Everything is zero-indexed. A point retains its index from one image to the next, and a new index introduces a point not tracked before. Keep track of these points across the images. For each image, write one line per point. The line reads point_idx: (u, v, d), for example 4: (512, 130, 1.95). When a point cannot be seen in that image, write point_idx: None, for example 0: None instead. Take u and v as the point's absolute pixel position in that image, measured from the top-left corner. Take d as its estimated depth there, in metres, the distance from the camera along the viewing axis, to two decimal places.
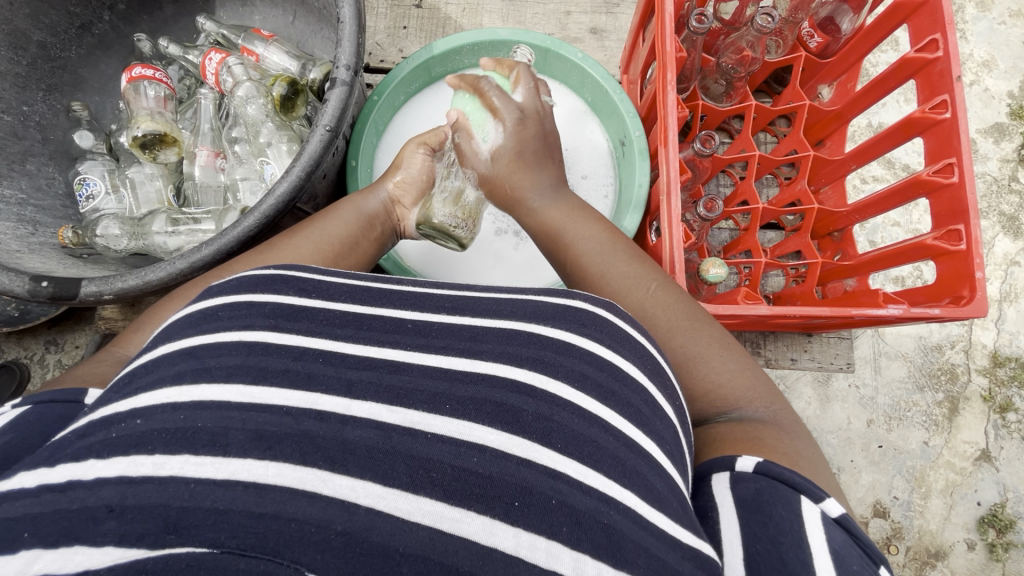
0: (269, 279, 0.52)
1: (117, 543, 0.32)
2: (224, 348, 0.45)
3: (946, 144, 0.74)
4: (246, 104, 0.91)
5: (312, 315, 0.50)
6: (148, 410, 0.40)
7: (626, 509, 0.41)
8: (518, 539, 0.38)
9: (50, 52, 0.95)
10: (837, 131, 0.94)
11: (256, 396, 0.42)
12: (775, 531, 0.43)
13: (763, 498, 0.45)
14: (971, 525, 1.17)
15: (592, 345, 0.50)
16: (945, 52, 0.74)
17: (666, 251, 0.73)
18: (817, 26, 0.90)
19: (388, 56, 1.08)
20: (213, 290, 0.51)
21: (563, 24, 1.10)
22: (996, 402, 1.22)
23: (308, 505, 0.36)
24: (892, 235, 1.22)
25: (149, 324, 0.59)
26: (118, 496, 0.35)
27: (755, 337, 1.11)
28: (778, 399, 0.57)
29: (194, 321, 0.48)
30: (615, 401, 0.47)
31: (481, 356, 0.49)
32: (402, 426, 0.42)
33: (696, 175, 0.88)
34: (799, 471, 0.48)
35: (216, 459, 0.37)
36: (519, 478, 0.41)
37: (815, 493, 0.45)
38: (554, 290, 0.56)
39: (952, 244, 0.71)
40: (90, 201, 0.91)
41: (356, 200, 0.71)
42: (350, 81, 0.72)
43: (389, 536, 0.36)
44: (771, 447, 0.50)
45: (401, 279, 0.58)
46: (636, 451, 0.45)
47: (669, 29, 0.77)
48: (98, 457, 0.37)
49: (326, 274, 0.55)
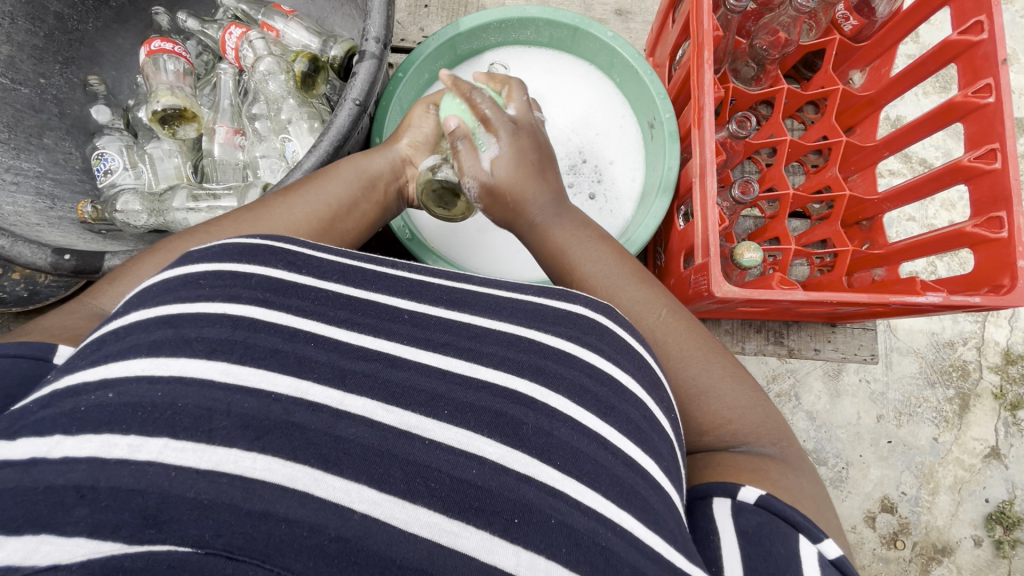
0: (254, 249, 0.50)
1: (89, 535, 0.31)
2: (207, 319, 0.44)
3: (988, 129, 0.72)
4: (268, 80, 0.89)
5: (303, 292, 0.49)
6: (118, 382, 0.39)
7: (624, 531, 0.40)
8: (518, 559, 0.37)
9: (67, 23, 0.93)
10: (868, 117, 0.92)
11: (241, 378, 0.41)
12: (774, 566, 0.43)
13: (763, 532, 0.46)
14: (978, 522, 1.16)
15: (592, 355, 0.49)
16: (991, 34, 0.72)
17: (701, 233, 0.72)
18: (852, 8, 0.88)
19: (409, 35, 1.06)
20: (192, 257, 0.49)
21: (587, 5, 1.07)
22: (1007, 400, 1.21)
23: (299, 505, 0.35)
24: (907, 230, 1.20)
25: (127, 280, 0.56)
26: (89, 479, 0.33)
27: (778, 328, 1.12)
28: (785, 435, 0.57)
29: (172, 287, 0.46)
30: (614, 416, 0.46)
31: (481, 361, 0.48)
32: (399, 428, 0.42)
33: (727, 160, 0.86)
34: (801, 510, 0.49)
35: (198, 446, 0.36)
36: (519, 495, 0.40)
37: (813, 532, 0.46)
38: (551, 289, 0.55)
39: (993, 231, 0.69)
40: (108, 176, 0.90)
41: (362, 160, 0.69)
42: (379, 54, 0.70)
43: (385, 545, 0.35)
44: (776, 482, 0.50)
45: (395, 262, 0.57)
46: (636, 470, 0.44)
47: (706, 6, 0.74)
48: (65, 433, 0.35)
49: (318, 249, 0.53)
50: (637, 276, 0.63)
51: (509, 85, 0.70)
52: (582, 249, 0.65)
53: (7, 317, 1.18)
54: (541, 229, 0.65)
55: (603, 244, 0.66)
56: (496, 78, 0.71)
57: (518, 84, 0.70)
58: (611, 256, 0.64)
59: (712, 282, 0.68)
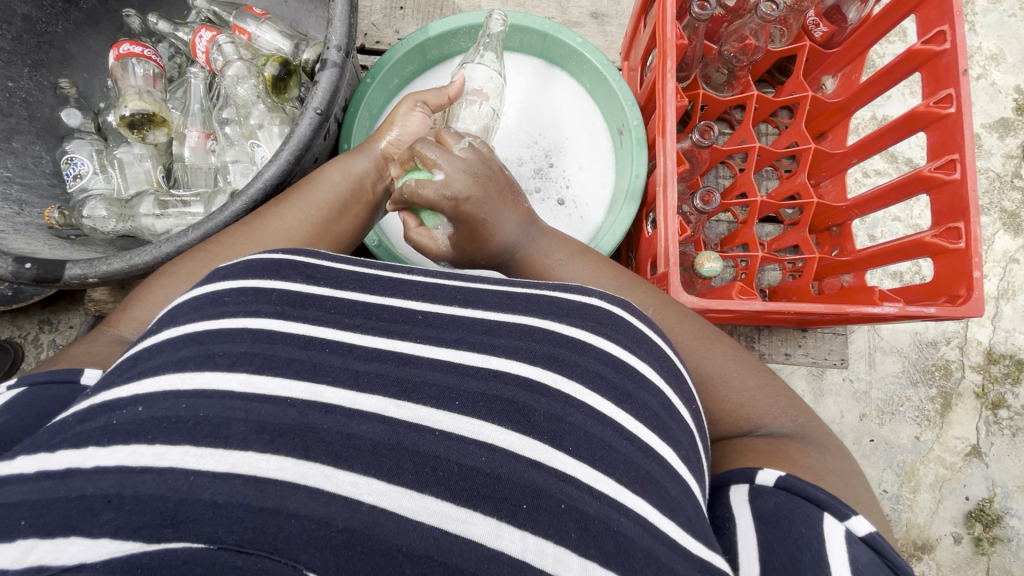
0: (276, 265, 0.50)
1: (114, 535, 0.31)
2: (227, 334, 0.44)
3: (949, 139, 0.72)
4: (238, 85, 0.89)
5: (319, 302, 0.49)
6: (150, 397, 0.39)
7: (637, 516, 0.40)
8: (526, 544, 0.37)
9: (36, 26, 0.93)
10: (839, 124, 0.92)
11: (260, 386, 0.41)
12: (794, 547, 0.43)
13: (781, 513, 0.45)
14: (958, 520, 1.17)
15: (607, 344, 0.49)
16: (953, 44, 0.72)
17: (662, 243, 0.72)
18: (822, 14, 0.88)
19: (384, 37, 1.06)
20: (218, 274, 0.50)
21: (564, 8, 1.07)
22: (989, 399, 1.22)
23: (309, 499, 0.36)
24: (891, 230, 1.21)
25: (143, 304, 0.56)
26: (117, 486, 0.34)
27: (749, 331, 1.12)
28: (800, 411, 0.57)
29: (201, 304, 0.47)
30: (631, 403, 0.46)
31: (493, 351, 0.48)
32: (409, 422, 0.42)
33: (694, 167, 0.86)
34: (825, 488, 0.48)
35: (217, 451, 0.37)
36: (529, 479, 0.40)
37: (839, 510, 0.45)
38: (567, 285, 0.55)
39: (951, 242, 0.70)
40: (77, 180, 0.90)
41: (345, 163, 0.69)
42: (341, 62, 0.70)
43: (392, 534, 0.36)
44: (796, 463, 0.50)
45: (410, 267, 0.56)
46: (652, 457, 0.44)
47: (670, 14, 0.75)
48: (98, 444, 0.36)
49: (337, 260, 0.54)
50: (624, 281, 0.64)
51: (422, 152, 0.61)
52: (561, 269, 0.66)
53: None
54: (526, 258, 0.67)
55: (580, 259, 0.67)
56: (406, 157, 0.64)
57: (428, 143, 0.61)
58: (588, 268, 0.65)
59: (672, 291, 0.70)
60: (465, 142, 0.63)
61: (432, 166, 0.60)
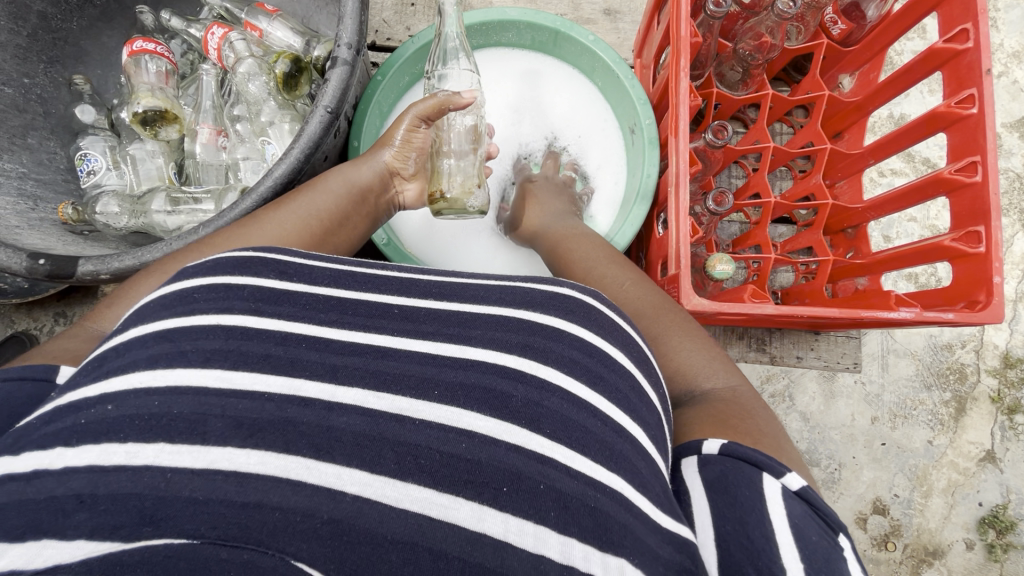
0: (246, 262, 0.49)
1: (89, 536, 0.31)
2: (201, 331, 0.44)
3: (971, 141, 0.71)
4: (249, 82, 0.88)
5: (295, 299, 0.49)
6: (119, 395, 0.39)
7: (613, 492, 0.40)
8: (506, 526, 0.37)
9: (51, 22, 0.93)
10: (856, 123, 0.90)
11: (235, 381, 0.41)
12: (741, 511, 0.41)
13: (728, 480, 0.43)
14: (971, 525, 1.16)
15: (580, 331, 0.49)
16: (976, 43, 0.71)
17: (673, 244, 0.71)
18: (840, 11, 0.87)
19: (395, 34, 1.05)
20: (186, 272, 0.48)
21: (576, 4, 1.06)
22: (1005, 404, 1.20)
23: (292, 493, 0.36)
24: (907, 232, 1.18)
25: (124, 302, 0.57)
26: (89, 486, 0.34)
27: (761, 334, 1.11)
28: (734, 374, 0.56)
29: (168, 302, 0.46)
30: (603, 385, 0.46)
31: (470, 341, 0.48)
32: (390, 412, 0.42)
33: (706, 167, 0.85)
34: (761, 451, 0.46)
35: (193, 448, 0.37)
36: (509, 463, 0.40)
37: (775, 467, 0.43)
38: (539, 277, 0.56)
39: (972, 246, 0.68)
40: (91, 176, 0.91)
41: (346, 170, 0.70)
42: (351, 60, 0.70)
43: (376, 522, 0.36)
44: (726, 421, 0.49)
45: (386, 263, 0.57)
46: (624, 436, 0.44)
47: (685, 12, 0.73)
48: (66, 445, 0.36)
49: (307, 257, 0.53)
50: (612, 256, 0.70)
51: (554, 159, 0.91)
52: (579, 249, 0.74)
53: (7, 309, 1.20)
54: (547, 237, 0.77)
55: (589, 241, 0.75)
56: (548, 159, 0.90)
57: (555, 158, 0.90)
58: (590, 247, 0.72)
59: (682, 294, 0.69)
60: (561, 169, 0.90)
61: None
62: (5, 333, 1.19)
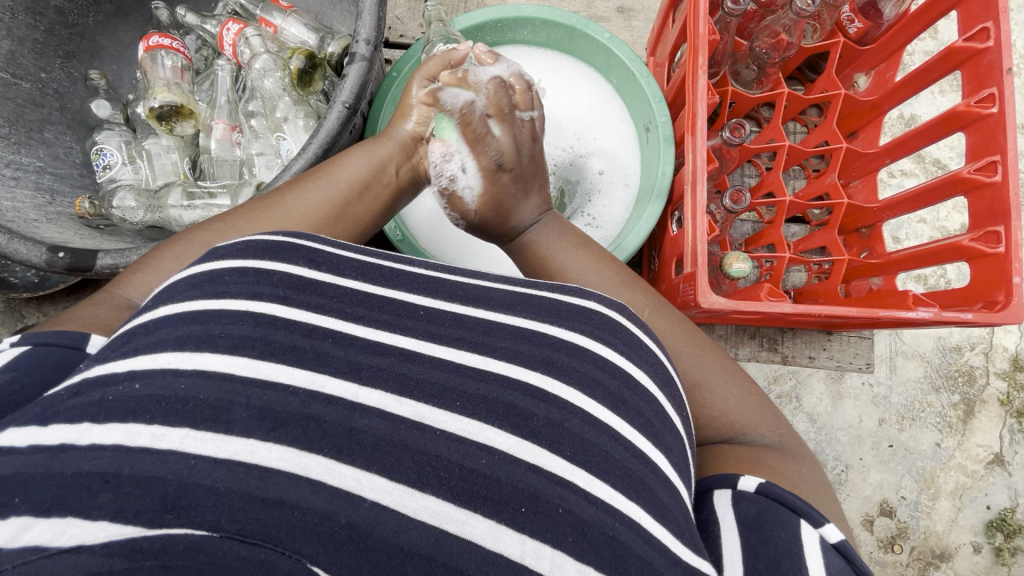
0: (277, 246, 0.50)
1: (112, 518, 0.31)
2: (231, 316, 0.44)
3: (989, 141, 0.71)
4: (264, 77, 0.89)
5: (322, 290, 0.49)
6: (146, 374, 0.39)
7: (632, 522, 0.40)
8: (524, 547, 0.37)
9: (67, 17, 0.94)
10: (871, 122, 0.90)
11: (262, 370, 0.41)
12: (775, 552, 0.43)
13: (763, 519, 0.45)
14: (978, 528, 1.15)
15: (604, 350, 0.49)
16: (997, 42, 0.70)
17: (689, 242, 0.72)
18: (858, 10, 0.86)
19: (408, 31, 1.05)
20: (217, 252, 0.49)
21: (589, 1, 1.06)
22: (1013, 407, 1.19)
23: (311, 492, 0.35)
24: (917, 232, 1.18)
25: (152, 271, 0.56)
26: (114, 465, 0.34)
27: (774, 334, 1.11)
28: (781, 422, 0.57)
29: (199, 282, 0.46)
30: (626, 410, 0.46)
31: (494, 354, 0.48)
32: (411, 419, 0.42)
33: (722, 165, 0.85)
34: (802, 495, 0.48)
35: (217, 436, 0.37)
36: (527, 483, 0.40)
37: (814, 517, 0.46)
38: (566, 286, 0.55)
39: (990, 246, 0.68)
40: (107, 171, 0.92)
41: (368, 147, 0.68)
42: (370, 56, 0.70)
43: (393, 532, 0.35)
44: (773, 470, 0.50)
45: (412, 259, 0.56)
46: (646, 463, 0.44)
47: (703, 9, 0.73)
48: (93, 421, 0.36)
49: (336, 246, 0.53)
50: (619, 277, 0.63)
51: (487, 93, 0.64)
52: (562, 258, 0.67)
53: (19, 303, 1.21)
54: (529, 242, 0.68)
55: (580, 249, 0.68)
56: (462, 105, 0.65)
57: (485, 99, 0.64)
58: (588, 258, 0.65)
59: (699, 292, 0.69)
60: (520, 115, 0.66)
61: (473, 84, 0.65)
62: (15, 328, 1.20)
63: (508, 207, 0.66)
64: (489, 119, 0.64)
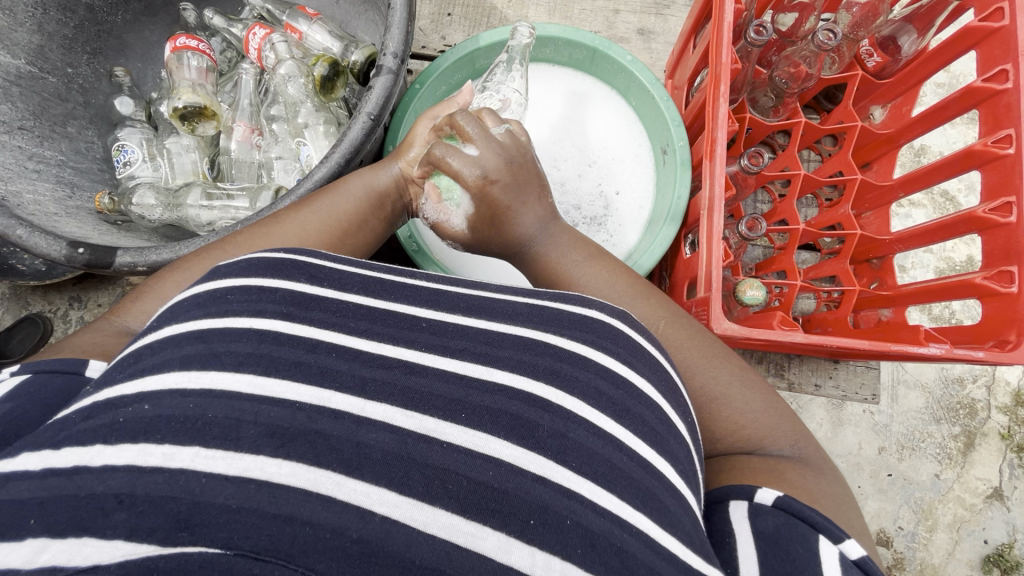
0: (278, 263, 0.50)
1: (127, 537, 0.32)
2: (234, 334, 0.45)
3: (1006, 181, 0.71)
4: (288, 83, 0.91)
5: (325, 305, 0.50)
6: (155, 395, 0.40)
7: (639, 532, 0.40)
8: (535, 559, 0.37)
9: (97, 15, 0.95)
10: (885, 155, 0.91)
11: (268, 388, 0.42)
12: (792, 566, 0.43)
13: (780, 533, 0.45)
14: (975, 563, 1.14)
15: (606, 359, 0.49)
16: (1015, 84, 0.71)
17: (704, 267, 0.73)
18: (877, 44, 0.88)
19: (430, 43, 1.06)
20: (219, 272, 0.50)
21: (610, 22, 1.07)
22: (1014, 441, 1.19)
23: (321, 508, 0.36)
24: (923, 262, 1.18)
25: (150, 298, 0.57)
26: (127, 486, 0.34)
27: (780, 358, 1.11)
28: (802, 434, 0.57)
29: (201, 302, 0.47)
30: (629, 419, 0.46)
31: (497, 364, 0.48)
32: (418, 433, 0.42)
33: (738, 193, 0.87)
34: (819, 510, 0.48)
35: (227, 454, 0.37)
36: (536, 495, 0.40)
37: (834, 532, 0.45)
38: (568, 294, 0.55)
39: (1003, 285, 0.69)
40: (126, 167, 0.92)
41: (368, 175, 0.68)
42: (396, 69, 0.71)
43: (404, 546, 0.35)
44: (791, 483, 0.50)
45: (413, 271, 0.57)
46: (651, 472, 0.44)
47: (726, 38, 0.74)
48: (105, 443, 0.36)
49: (337, 260, 0.54)
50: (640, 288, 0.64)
51: (456, 121, 0.62)
52: (574, 270, 0.65)
53: (25, 290, 1.21)
54: (540, 258, 0.66)
55: (594, 262, 0.66)
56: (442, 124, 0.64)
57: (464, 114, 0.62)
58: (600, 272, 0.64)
59: (712, 317, 0.70)
60: (503, 126, 0.63)
61: (466, 140, 0.61)
62: (19, 315, 1.20)
63: (503, 219, 0.63)
64: (466, 144, 0.61)
